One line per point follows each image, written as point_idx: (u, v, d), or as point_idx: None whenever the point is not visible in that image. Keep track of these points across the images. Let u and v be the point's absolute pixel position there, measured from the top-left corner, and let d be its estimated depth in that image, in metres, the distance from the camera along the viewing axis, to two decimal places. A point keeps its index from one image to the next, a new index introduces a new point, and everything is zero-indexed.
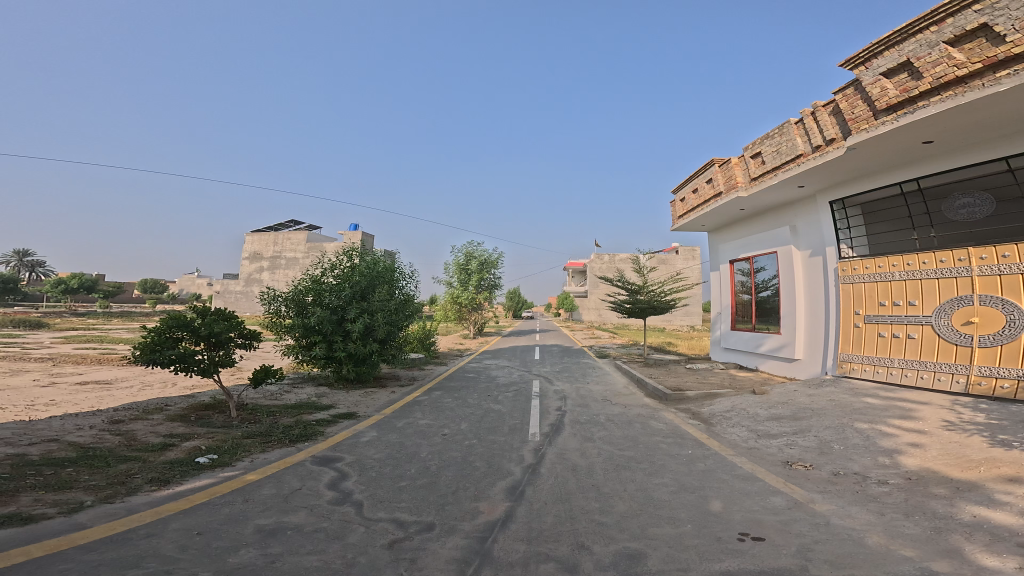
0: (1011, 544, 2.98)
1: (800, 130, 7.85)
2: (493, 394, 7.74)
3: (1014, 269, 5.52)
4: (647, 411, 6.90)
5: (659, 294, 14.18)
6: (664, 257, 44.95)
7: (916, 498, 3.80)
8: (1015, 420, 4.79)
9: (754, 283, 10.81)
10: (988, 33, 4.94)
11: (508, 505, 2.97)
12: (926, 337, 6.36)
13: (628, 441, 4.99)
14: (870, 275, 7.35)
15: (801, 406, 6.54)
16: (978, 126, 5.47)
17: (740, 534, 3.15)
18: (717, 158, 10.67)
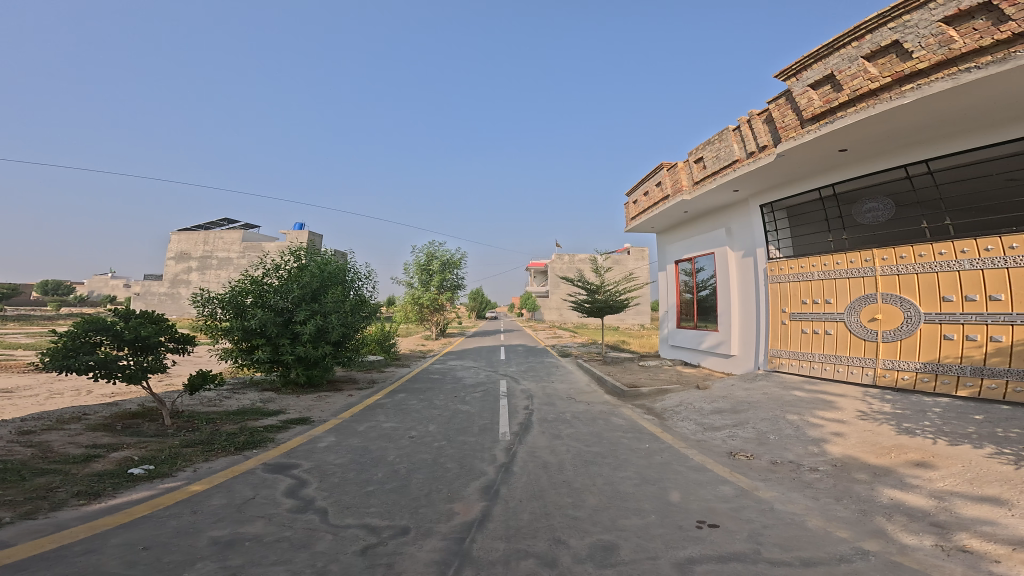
0: (925, 523, 3.40)
1: (737, 136, 8.54)
2: (458, 395, 7.59)
3: (909, 269, 6.28)
4: (608, 408, 7.12)
5: (615, 293, 14.75)
6: (620, 258, 46.98)
7: (844, 483, 4.23)
8: (917, 408, 5.48)
9: (695, 283, 11.51)
10: (897, 50, 5.60)
11: (483, 505, 2.92)
12: (840, 333, 7.15)
13: (594, 437, 5.11)
14: (794, 275, 8.13)
15: (740, 399, 7.07)
16: (883, 137, 6.18)
17: (698, 522, 3.33)
18: (664, 163, 11.31)
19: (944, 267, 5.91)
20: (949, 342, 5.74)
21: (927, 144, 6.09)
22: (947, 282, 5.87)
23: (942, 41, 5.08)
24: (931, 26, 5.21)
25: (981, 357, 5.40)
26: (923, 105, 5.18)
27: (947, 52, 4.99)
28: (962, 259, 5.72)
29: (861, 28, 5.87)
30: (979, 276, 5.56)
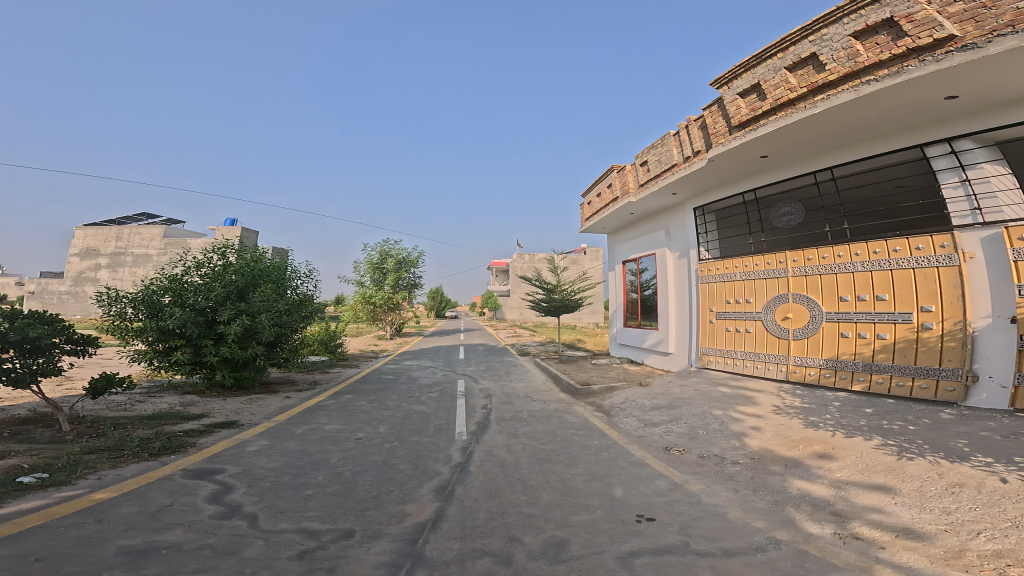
0: (827, 513, 3.85)
1: (676, 142, 9.05)
2: (412, 395, 7.35)
3: (813, 271, 7.04)
4: (563, 406, 7.29)
5: (570, 292, 15.08)
6: (577, 258, 48.53)
7: (761, 475, 4.68)
8: (822, 403, 6.20)
9: (640, 283, 12.16)
10: (813, 62, 6.06)
11: (437, 505, 2.85)
12: (758, 331, 7.94)
13: (548, 435, 5.20)
14: (720, 275, 8.87)
15: (675, 396, 7.56)
16: (798, 145, 6.74)
17: (639, 516, 3.52)
18: (615, 166, 11.84)
19: (841, 268, 6.63)
20: (845, 339, 6.49)
21: (833, 152, 6.75)
22: (844, 282, 6.58)
23: (849, 54, 5.54)
24: (842, 41, 5.67)
25: (870, 353, 6.14)
26: (831, 115, 5.65)
27: (853, 65, 5.44)
28: (856, 260, 6.43)
29: (784, 41, 6.30)
30: (870, 278, 6.25)
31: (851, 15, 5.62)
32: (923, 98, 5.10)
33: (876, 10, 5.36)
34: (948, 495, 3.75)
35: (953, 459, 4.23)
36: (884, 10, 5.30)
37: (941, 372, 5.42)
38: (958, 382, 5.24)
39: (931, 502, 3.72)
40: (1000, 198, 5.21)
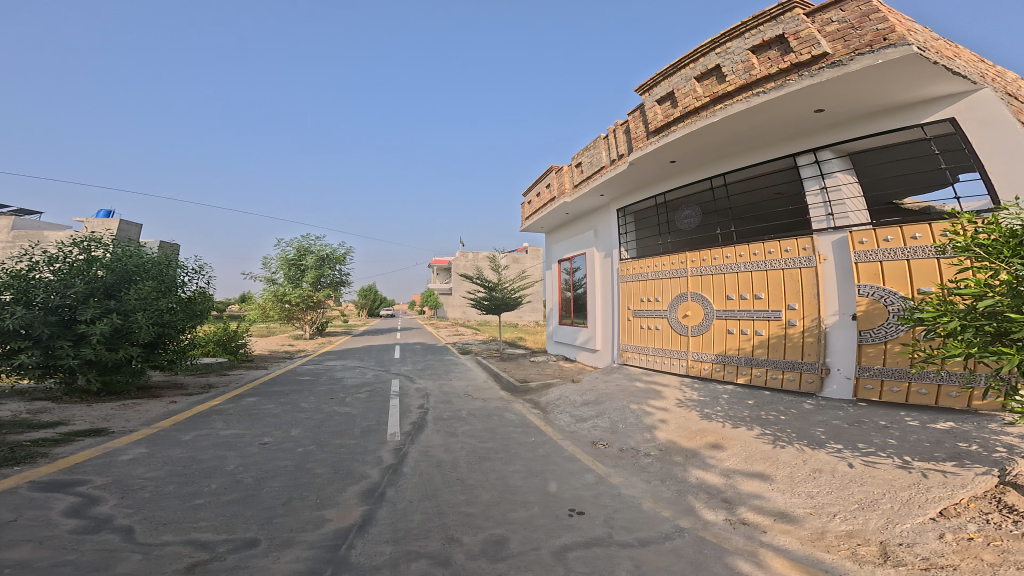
0: (718, 499, 4.41)
1: (606, 144, 9.57)
2: (335, 397, 6.71)
3: (708, 270, 7.99)
4: (503, 403, 7.32)
5: (510, 291, 15.15)
6: (518, 257, 48.91)
7: (667, 466, 5.20)
8: (715, 396, 7.03)
9: (573, 281, 12.76)
10: (718, 73, 6.57)
11: (364, 509, 2.63)
12: (664, 328, 8.83)
13: (488, 433, 5.10)
14: (637, 275, 9.68)
15: (601, 391, 7.93)
16: (701, 152, 7.46)
17: (570, 509, 3.69)
18: (555, 167, 12.29)
19: (727, 268, 7.62)
20: (732, 335, 7.48)
21: (728, 159, 7.55)
22: (731, 282, 7.57)
23: (746, 67, 6.03)
24: (739, 55, 6.18)
25: (751, 348, 7.14)
26: (727, 121, 6.19)
27: (747, 77, 5.95)
28: (739, 261, 7.42)
29: (696, 52, 6.80)
30: (750, 278, 7.25)
31: (750, 31, 6.08)
32: (798, 109, 5.71)
33: (772, 27, 5.80)
34: (814, 478, 4.44)
35: (814, 446, 5.02)
36: (776, 27, 5.76)
37: (804, 366, 6.43)
38: (815, 374, 6.28)
39: (802, 485, 4.39)
40: (846, 203, 6.19)
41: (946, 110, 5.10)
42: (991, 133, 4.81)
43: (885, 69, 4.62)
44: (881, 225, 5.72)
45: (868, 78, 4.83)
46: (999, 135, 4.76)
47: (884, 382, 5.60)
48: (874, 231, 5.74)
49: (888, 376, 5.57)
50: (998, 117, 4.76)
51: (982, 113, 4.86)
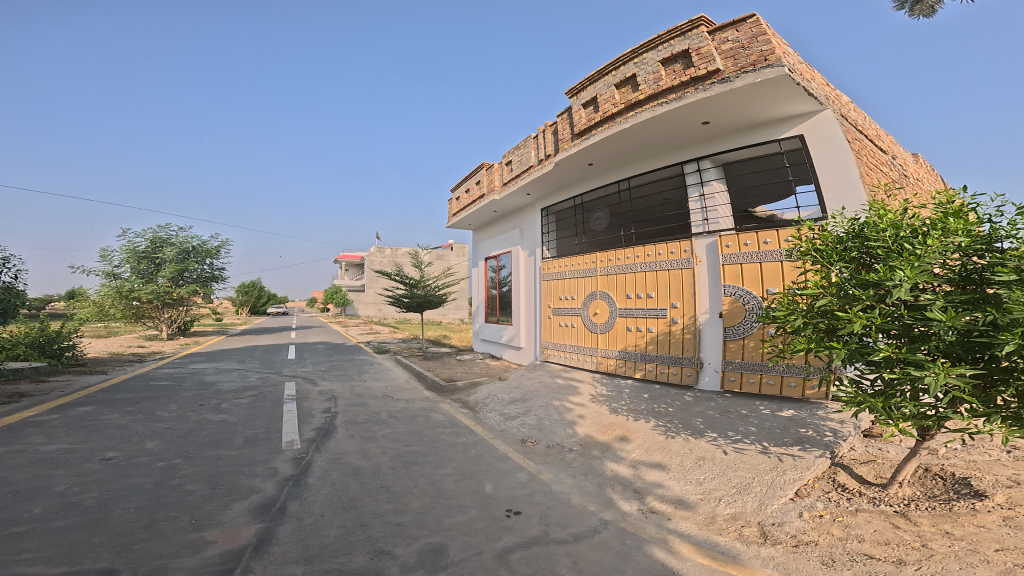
0: (630, 490, 4.63)
1: (535, 143, 9.87)
2: (204, 405, 6.17)
3: (612, 270, 8.63)
4: (428, 406, 7.09)
5: (433, 288, 14.68)
6: (442, 254, 47.56)
7: (587, 461, 5.30)
8: (618, 391, 7.49)
9: (499, 279, 12.85)
10: (633, 82, 7.24)
11: (253, 528, 2.70)
12: (578, 325, 9.30)
13: (413, 436, 4.94)
14: (555, 274, 10.09)
15: (526, 388, 7.90)
16: (615, 157, 8.14)
17: (508, 510, 3.47)
18: (485, 163, 12.26)
19: (626, 268, 8.37)
20: (630, 332, 8.14)
21: (636, 164, 8.29)
22: (630, 282, 8.27)
23: (655, 78, 6.73)
24: (651, 67, 6.86)
25: (644, 345, 7.85)
26: (640, 126, 6.85)
27: (655, 87, 6.66)
28: (636, 262, 8.15)
29: (616, 62, 7.42)
30: (644, 278, 8.01)
31: (663, 45, 6.74)
32: (695, 119, 6.53)
33: (679, 43, 6.49)
34: (699, 466, 4.90)
35: (695, 436, 5.54)
36: (681, 43, 6.47)
37: (684, 361, 7.22)
38: (692, 368, 7.08)
39: (693, 472, 4.82)
40: (716, 212, 7.21)
41: (804, 125, 6.20)
42: (830, 149, 5.97)
43: (761, 86, 5.48)
44: (742, 232, 6.69)
45: (748, 94, 5.69)
46: (834, 152, 5.95)
47: (744, 375, 6.51)
48: (736, 237, 6.67)
49: (747, 369, 6.50)
50: (836, 135, 5.92)
51: (826, 131, 6.01)
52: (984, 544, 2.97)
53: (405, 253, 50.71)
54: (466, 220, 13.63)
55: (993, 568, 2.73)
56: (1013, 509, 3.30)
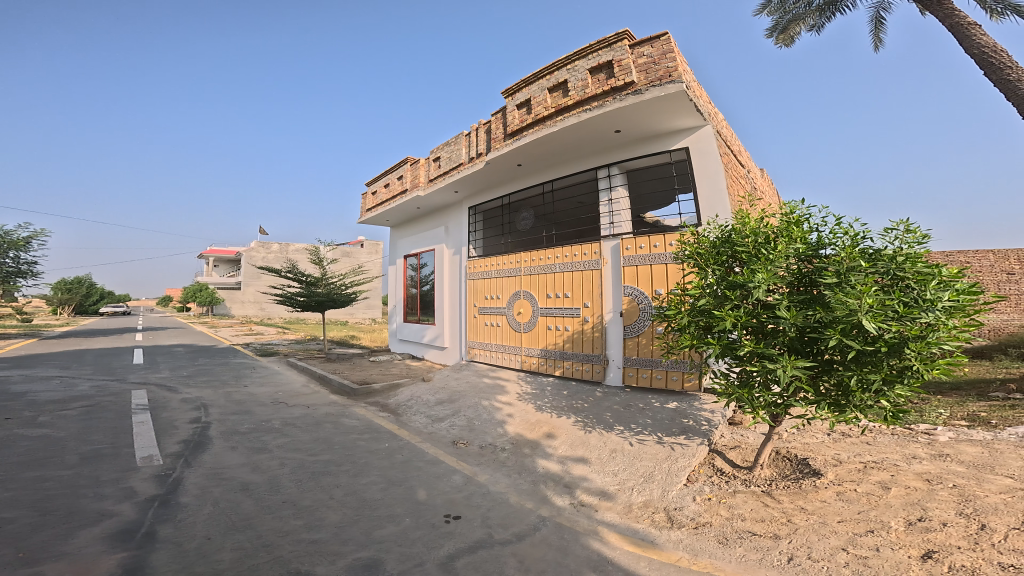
0: (562, 485, 4.45)
1: (466, 142, 9.70)
2: (10, 418, 5.29)
3: (534, 270, 8.66)
4: (337, 409, 6.45)
5: (339, 286, 13.34)
6: (349, 251, 43.60)
7: (521, 459, 5.02)
8: (542, 388, 7.38)
9: (420, 278, 12.25)
10: (564, 88, 7.56)
11: (108, 556, 2.50)
12: (503, 325, 9.18)
13: (321, 444, 4.67)
14: (480, 273, 9.88)
15: (453, 389, 7.36)
16: (542, 159, 8.41)
17: (446, 516, 3.20)
18: (410, 158, 11.63)
19: (545, 269, 8.45)
20: (551, 330, 8.22)
21: (560, 168, 8.63)
22: (549, 283, 8.37)
23: (583, 85, 7.15)
24: (580, 74, 7.24)
25: (562, 343, 7.97)
26: (566, 130, 7.16)
27: (582, 94, 7.08)
28: (555, 262, 8.27)
29: (551, 67, 7.69)
30: (563, 279, 8.12)
31: (592, 54, 7.16)
32: (610, 127, 7.03)
33: (605, 54, 6.96)
34: (613, 458, 4.87)
35: (606, 430, 5.52)
36: (606, 55, 6.95)
37: (594, 358, 7.42)
38: (601, 365, 7.32)
39: (610, 465, 4.77)
40: (619, 215, 7.69)
41: (690, 138, 7.04)
42: (706, 162, 6.88)
43: (666, 100, 6.13)
44: (642, 235, 7.10)
45: (655, 106, 6.33)
46: (708, 163, 6.86)
47: (639, 369, 6.85)
48: (637, 240, 7.09)
49: (641, 364, 6.85)
50: (711, 150, 6.84)
51: (704, 146, 6.92)
52: (830, 516, 3.33)
53: (303, 249, 45.03)
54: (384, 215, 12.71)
55: (842, 537, 3.06)
56: (842, 483, 3.77)
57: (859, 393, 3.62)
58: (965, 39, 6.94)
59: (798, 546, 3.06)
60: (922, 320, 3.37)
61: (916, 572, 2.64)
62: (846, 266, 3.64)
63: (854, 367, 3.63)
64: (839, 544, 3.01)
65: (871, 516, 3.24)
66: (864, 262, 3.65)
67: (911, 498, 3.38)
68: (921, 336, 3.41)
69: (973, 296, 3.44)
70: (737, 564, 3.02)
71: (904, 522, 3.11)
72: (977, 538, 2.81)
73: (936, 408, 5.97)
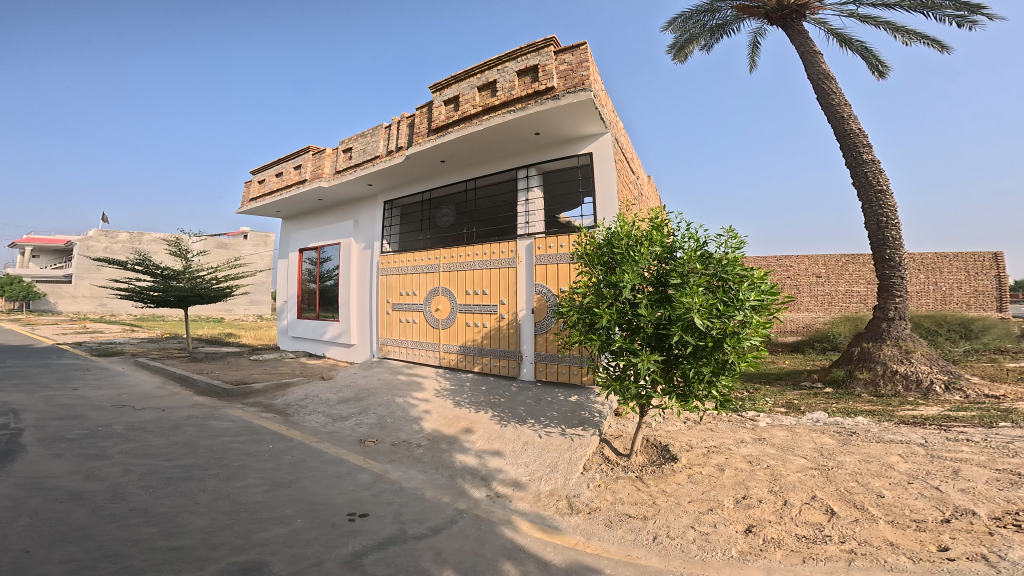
0: (478, 478, 4.47)
1: (385, 134, 9.22)
2: None
3: (454, 266, 8.55)
4: (205, 412, 5.55)
5: (208, 280, 11.50)
6: (229, 242, 37.89)
7: (438, 454, 4.93)
8: (461, 384, 7.33)
9: (319, 273, 11.28)
10: (493, 88, 7.67)
11: None
12: (420, 321, 8.91)
13: (183, 449, 3.98)
14: (395, 269, 9.45)
15: (360, 386, 6.93)
16: (465, 156, 8.38)
17: (348, 515, 2.99)
18: (312, 147, 10.61)
19: (465, 266, 8.39)
20: (469, 326, 8.21)
21: (481, 166, 8.68)
22: (468, 279, 8.33)
23: (509, 87, 7.33)
24: (508, 76, 7.41)
25: (480, 339, 8.02)
26: (490, 130, 7.26)
27: (508, 95, 7.26)
28: (475, 259, 8.26)
29: (481, 66, 7.74)
30: (482, 275, 8.15)
31: (520, 57, 7.37)
32: (530, 129, 7.30)
33: (530, 58, 7.22)
34: (525, 450, 5.03)
35: (520, 424, 5.69)
36: (531, 59, 7.22)
37: (510, 354, 7.60)
38: (516, 360, 7.51)
39: (522, 456, 4.92)
40: (534, 215, 7.97)
41: (595, 144, 7.61)
42: (604, 168, 7.49)
43: (578, 107, 6.56)
44: (552, 235, 7.41)
45: (570, 112, 6.74)
46: (605, 171, 7.49)
47: (547, 365, 7.16)
48: (547, 239, 7.38)
49: (549, 360, 7.17)
50: (608, 157, 7.47)
51: (604, 152, 7.53)
52: (682, 497, 3.88)
53: (162, 238, 37.32)
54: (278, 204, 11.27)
55: (692, 516, 3.57)
56: (691, 467, 4.43)
57: (696, 383, 4.28)
58: (810, 65, 8.80)
59: (661, 526, 3.47)
60: (735, 318, 4.08)
61: (742, 545, 3.14)
62: (685, 268, 4.31)
63: (692, 360, 4.27)
64: (689, 522, 3.49)
65: (710, 495, 3.84)
66: (699, 263, 4.33)
67: (739, 478, 4.11)
68: (736, 332, 4.13)
69: (774, 296, 4.26)
70: (619, 545, 3.31)
71: (734, 500, 3.73)
72: (782, 512, 3.48)
73: (763, 396, 7.36)
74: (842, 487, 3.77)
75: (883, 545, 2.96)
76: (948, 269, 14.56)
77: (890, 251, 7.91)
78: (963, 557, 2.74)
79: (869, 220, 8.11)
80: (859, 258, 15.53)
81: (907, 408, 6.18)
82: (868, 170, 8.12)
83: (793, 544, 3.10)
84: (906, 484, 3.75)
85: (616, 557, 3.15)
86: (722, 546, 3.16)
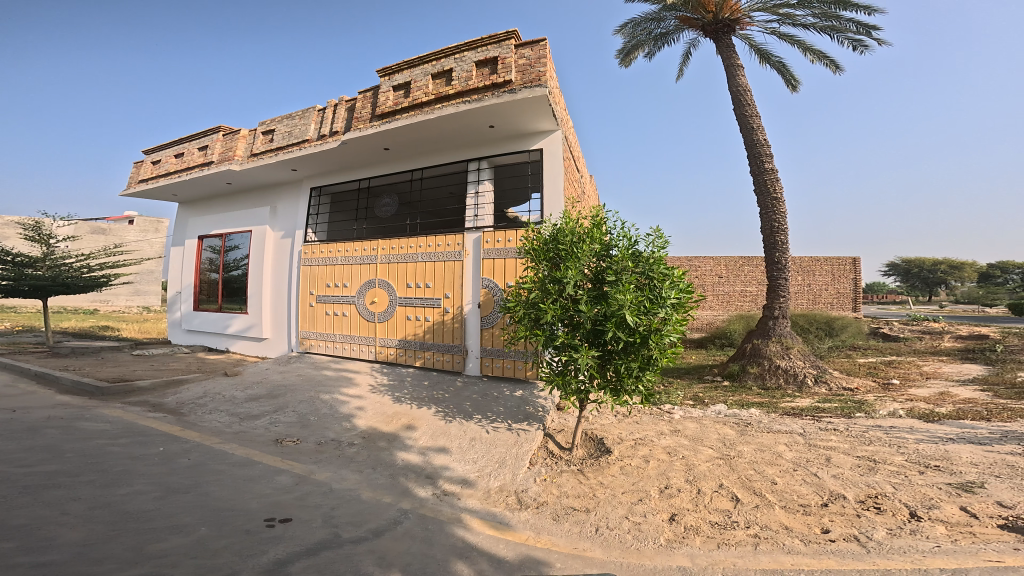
0: (423, 476, 4.16)
1: (318, 117, 8.47)
2: None
3: (394, 257, 8.06)
4: (70, 413, 4.52)
5: (76, 268, 9.67)
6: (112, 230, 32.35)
7: (375, 453, 4.51)
8: (400, 379, 6.90)
9: (223, 262, 10.03)
10: (449, 76, 7.40)
11: None
12: (352, 315, 8.26)
13: (47, 454, 3.16)
14: (321, 259, 8.68)
15: (274, 383, 6.23)
16: (412, 145, 7.97)
17: (267, 521, 2.55)
18: (223, 126, 9.40)
19: (406, 258, 7.94)
20: (410, 320, 7.78)
21: (428, 155, 8.32)
22: (410, 271, 7.89)
23: (467, 77, 7.12)
24: (466, 65, 7.20)
25: (422, 333, 7.63)
26: (442, 120, 6.99)
27: (464, 85, 7.02)
28: (418, 251, 7.85)
29: (438, 53, 7.44)
30: (425, 267, 7.77)
31: (480, 48, 7.21)
32: (484, 121, 7.14)
33: (490, 49, 7.08)
34: (473, 446, 4.82)
35: (466, 419, 5.46)
36: (490, 51, 7.09)
37: (454, 349, 7.31)
38: (460, 355, 7.25)
39: (470, 453, 4.70)
40: (483, 209, 7.77)
41: (546, 141, 7.65)
42: (553, 164, 7.55)
43: (533, 102, 6.55)
44: (501, 229, 7.29)
45: (525, 107, 6.71)
46: (554, 168, 7.55)
47: (493, 360, 7.00)
48: (496, 233, 7.25)
49: (495, 355, 7.00)
50: (557, 154, 7.54)
51: (553, 149, 7.59)
52: (617, 488, 3.95)
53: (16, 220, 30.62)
54: (177, 186, 9.75)
55: (625, 507, 3.63)
56: (623, 458, 4.55)
57: (626, 377, 4.41)
58: (733, 77, 9.79)
59: (601, 518, 3.48)
60: (658, 315, 4.27)
61: (668, 533, 3.23)
62: (612, 266, 4.45)
63: (622, 355, 4.40)
64: (623, 513, 3.55)
65: (639, 486, 3.97)
66: (630, 261, 4.48)
67: (661, 468, 4.29)
68: (658, 329, 4.33)
69: (689, 294, 4.49)
70: (568, 538, 3.24)
71: (658, 490, 3.88)
72: (697, 500, 3.67)
73: (676, 390, 7.97)
74: (742, 476, 4.07)
75: (780, 529, 3.18)
76: (818, 272, 17.12)
77: (778, 253, 9.02)
78: (841, 537, 3.04)
79: (764, 225, 9.21)
80: (752, 261, 17.63)
81: (786, 399, 7.07)
82: (768, 178, 9.21)
83: (709, 530, 3.24)
84: (793, 471, 4.14)
85: (566, 551, 3.07)
86: (651, 534, 3.22)
